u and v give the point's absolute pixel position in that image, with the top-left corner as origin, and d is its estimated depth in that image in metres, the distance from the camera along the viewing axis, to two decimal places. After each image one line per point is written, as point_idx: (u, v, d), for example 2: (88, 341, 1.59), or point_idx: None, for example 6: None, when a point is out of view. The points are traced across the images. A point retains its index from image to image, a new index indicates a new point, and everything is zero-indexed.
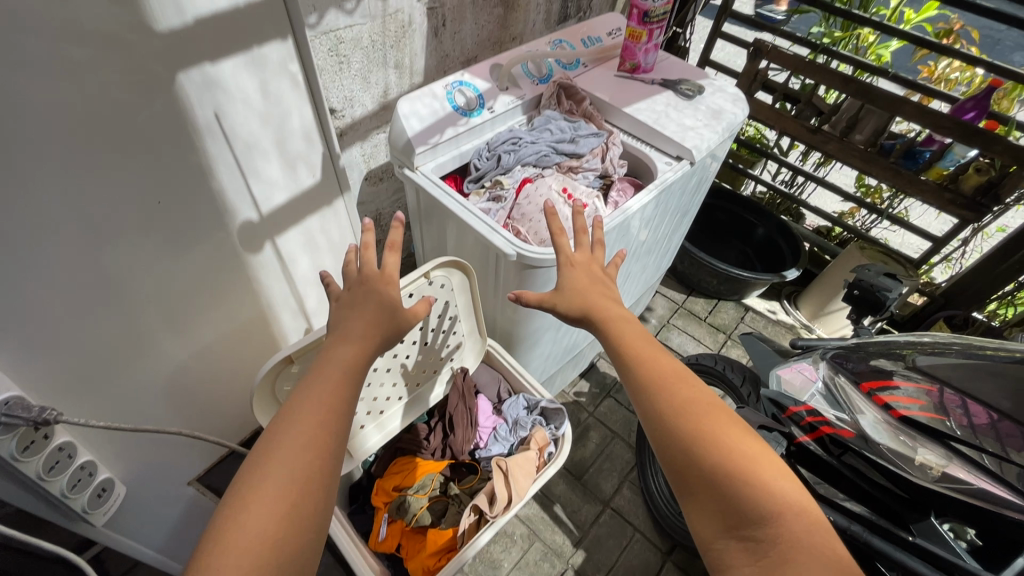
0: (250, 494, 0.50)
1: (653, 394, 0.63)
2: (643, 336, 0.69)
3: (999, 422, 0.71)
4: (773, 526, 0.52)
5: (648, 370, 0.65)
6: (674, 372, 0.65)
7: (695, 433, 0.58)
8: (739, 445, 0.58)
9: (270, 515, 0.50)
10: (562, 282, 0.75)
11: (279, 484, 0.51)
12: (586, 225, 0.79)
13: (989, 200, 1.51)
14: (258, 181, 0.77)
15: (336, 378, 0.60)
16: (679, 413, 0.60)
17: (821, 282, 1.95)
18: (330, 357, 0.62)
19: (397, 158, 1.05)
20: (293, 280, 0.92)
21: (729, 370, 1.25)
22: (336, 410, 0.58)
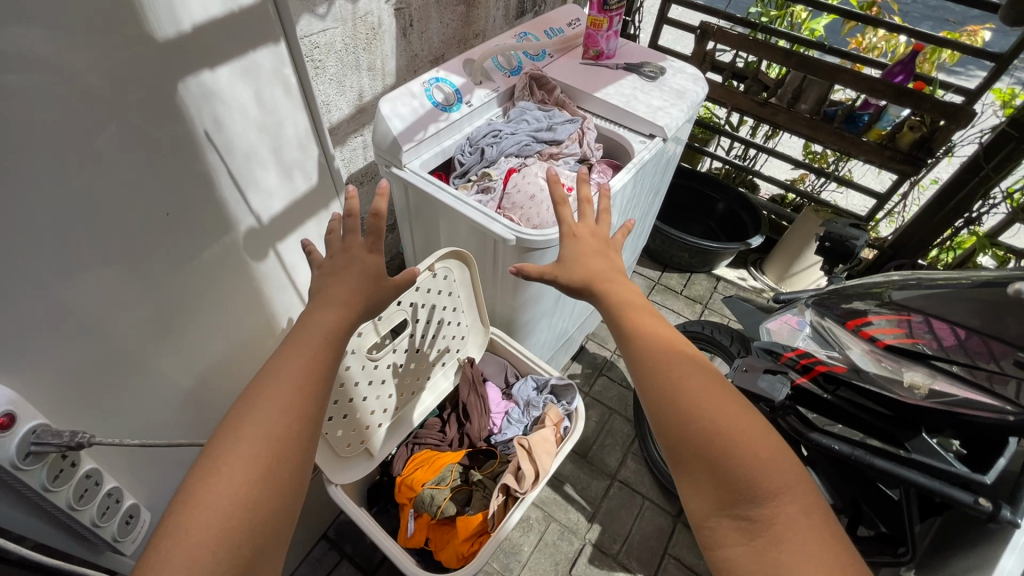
0: (226, 455, 0.53)
1: (657, 375, 0.63)
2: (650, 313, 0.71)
3: (966, 338, 0.74)
4: (770, 507, 0.52)
5: (646, 349, 0.66)
6: (674, 347, 0.66)
7: (690, 407, 0.59)
8: (733, 416, 0.58)
9: (244, 473, 0.52)
10: (568, 254, 0.78)
11: (256, 444, 0.54)
12: (589, 196, 0.82)
13: (923, 154, 1.65)
14: (257, 190, 0.77)
15: (315, 346, 0.62)
16: (678, 389, 0.60)
17: (784, 246, 2.08)
18: (307, 325, 0.64)
19: (383, 158, 1.07)
20: (295, 287, 0.92)
21: (717, 333, 1.32)
22: (315, 375, 0.61)
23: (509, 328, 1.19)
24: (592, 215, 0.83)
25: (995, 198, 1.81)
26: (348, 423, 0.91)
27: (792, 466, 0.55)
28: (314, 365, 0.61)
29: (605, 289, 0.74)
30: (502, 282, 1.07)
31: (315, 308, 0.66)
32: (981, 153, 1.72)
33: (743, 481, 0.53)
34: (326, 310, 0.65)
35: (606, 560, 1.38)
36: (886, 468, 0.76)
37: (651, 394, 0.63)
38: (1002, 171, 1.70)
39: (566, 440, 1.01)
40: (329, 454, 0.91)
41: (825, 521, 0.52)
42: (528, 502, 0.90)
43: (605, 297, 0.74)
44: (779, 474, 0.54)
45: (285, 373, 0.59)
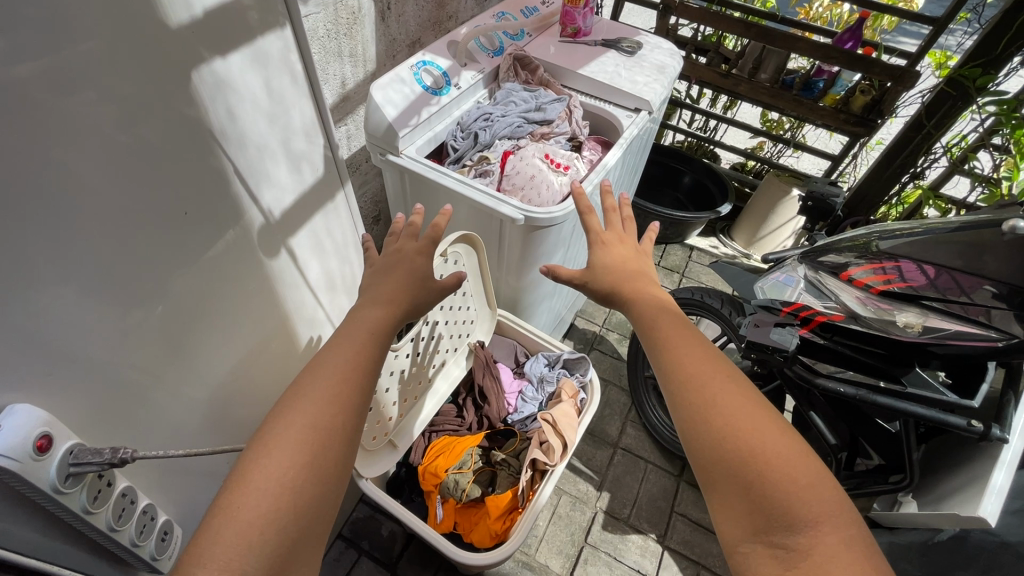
0: (274, 439, 0.53)
1: (695, 394, 0.58)
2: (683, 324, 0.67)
3: (938, 276, 0.84)
4: (808, 536, 0.48)
5: (677, 359, 0.62)
6: (710, 358, 0.61)
7: (723, 425, 0.55)
8: (768, 438, 0.53)
9: (289, 459, 0.52)
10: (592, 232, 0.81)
11: (302, 429, 0.54)
12: (613, 206, 0.84)
13: (874, 116, 1.77)
14: (269, 185, 0.74)
15: (361, 339, 0.61)
16: (713, 407, 0.56)
17: (749, 212, 2.20)
18: (356, 319, 0.64)
19: (377, 146, 1.05)
20: (306, 284, 0.90)
21: (708, 297, 1.38)
22: (365, 364, 0.60)
23: (515, 311, 1.21)
24: (619, 225, 0.84)
25: (937, 152, 1.94)
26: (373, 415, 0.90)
27: (832, 493, 0.50)
28: (360, 358, 0.60)
29: (632, 295, 0.71)
30: (510, 264, 1.08)
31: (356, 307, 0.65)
32: (923, 111, 1.84)
33: (780, 509, 0.49)
34: (372, 308, 0.65)
35: (619, 525, 1.43)
36: (888, 403, 0.83)
37: (681, 411, 0.59)
38: (942, 127, 1.84)
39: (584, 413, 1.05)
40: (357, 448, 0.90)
41: (865, 551, 0.47)
42: (557, 474, 0.93)
43: (632, 308, 0.71)
44: (817, 499, 0.50)
45: (334, 362, 0.59)
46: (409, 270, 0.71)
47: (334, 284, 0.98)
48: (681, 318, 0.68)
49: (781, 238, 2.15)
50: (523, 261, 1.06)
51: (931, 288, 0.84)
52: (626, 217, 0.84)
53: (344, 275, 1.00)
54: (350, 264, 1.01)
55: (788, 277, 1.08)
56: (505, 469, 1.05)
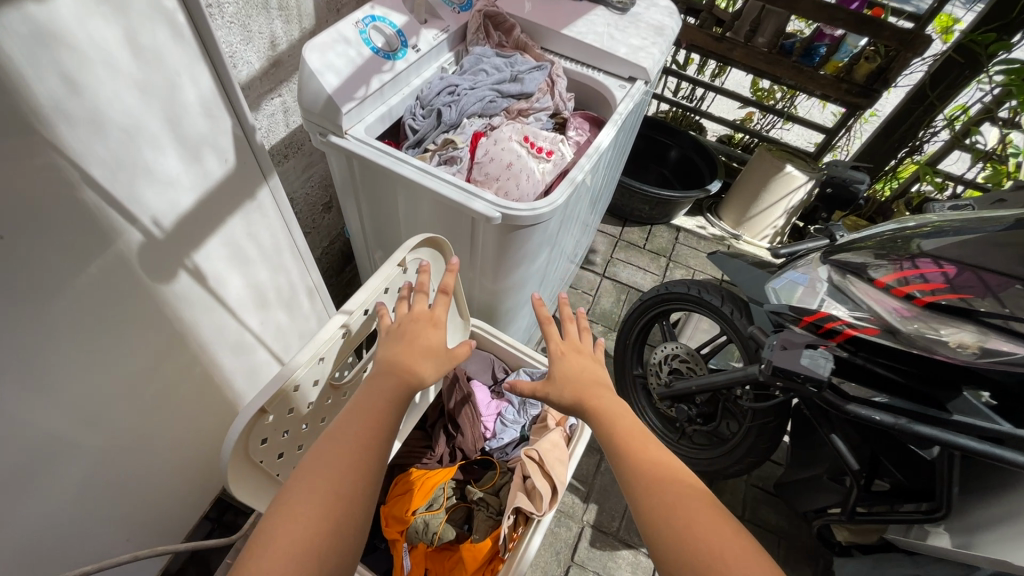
0: (291, 508, 0.49)
1: (653, 500, 0.57)
2: (641, 434, 0.65)
3: (958, 275, 0.73)
4: None
5: (633, 461, 0.62)
6: (665, 464, 0.61)
7: (680, 527, 0.54)
8: (720, 536, 0.53)
9: (305, 531, 0.48)
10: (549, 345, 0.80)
11: (320, 500, 0.50)
12: (571, 316, 0.83)
13: (879, 85, 1.62)
14: (152, 185, 0.54)
15: (376, 410, 0.58)
16: (669, 509, 0.56)
17: (739, 190, 2.06)
18: (371, 389, 0.61)
19: (315, 125, 0.84)
20: (223, 307, 0.70)
21: (706, 293, 1.23)
22: (382, 430, 0.57)
23: (493, 318, 1.05)
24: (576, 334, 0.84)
25: (937, 125, 1.81)
26: None
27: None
28: (380, 424, 0.57)
29: (595, 405, 0.70)
30: (487, 267, 0.91)
31: (370, 382, 0.62)
32: (928, 81, 1.71)
33: None
34: (386, 375, 0.62)
35: (607, 540, 1.32)
36: (935, 435, 0.70)
37: (643, 518, 0.57)
38: (946, 98, 1.71)
39: (573, 444, 0.91)
40: None
41: None
42: (546, 524, 0.79)
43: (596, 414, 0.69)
44: None
45: (353, 429, 0.56)
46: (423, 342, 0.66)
47: (266, 299, 0.79)
48: (639, 427, 0.67)
49: (770, 218, 2.02)
50: (500, 264, 0.88)
51: (978, 298, 0.70)
52: (583, 327, 0.84)
53: (279, 287, 0.81)
54: (287, 273, 0.81)
55: (803, 275, 0.95)
56: (483, 509, 0.90)
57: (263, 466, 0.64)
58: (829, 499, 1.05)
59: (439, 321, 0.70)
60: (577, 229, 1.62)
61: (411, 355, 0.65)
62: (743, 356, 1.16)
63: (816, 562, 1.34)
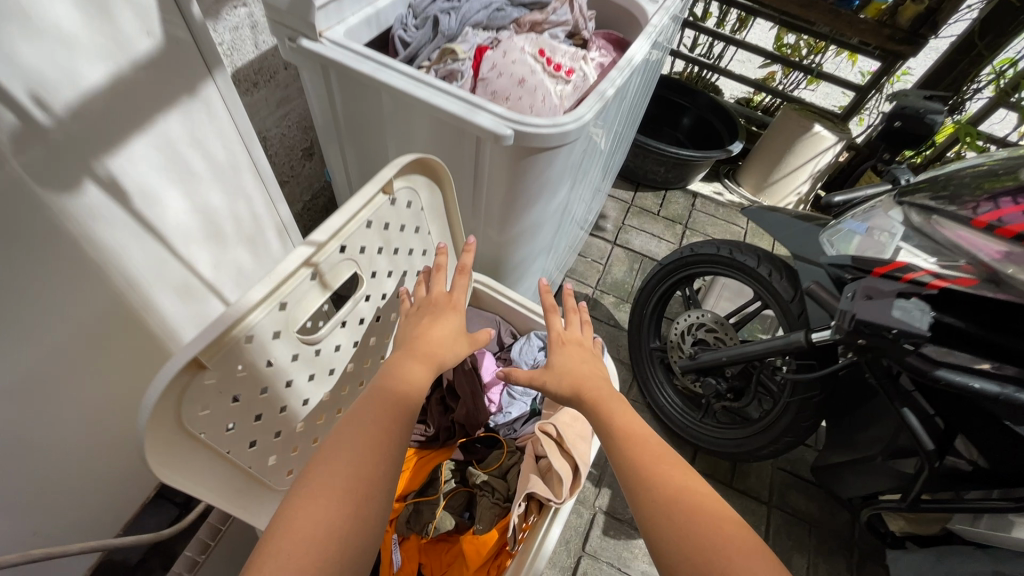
0: (311, 493, 0.42)
1: (650, 493, 0.52)
2: (639, 428, 0.60)
3: None
4: None
5: (626, 453, 0.56)
6: (664, 458, 0.55)
7: (680, 520, 0.49)
8: (723, 530, 0.48)
9: (326, 514, 0.41)
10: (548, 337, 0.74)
11: (345, 480, 0.43)
12: (574, 307, 0.78)
13: (926, 29, 1.47)
14: (34, 42, 0.38)
15: (404, 392, 0.52)
16: (669, 502, 0.50)
17: (761, 153, 1.91)
18: (390, 370, 0.54)
19: (282, 25, 0.68)
20: (160, 238, 0.55)
21: (739, 253, 1.09)
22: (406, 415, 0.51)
23: (500, 270, 0.90)
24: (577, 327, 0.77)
25: (981, 80, 1.66)
26: (284, 444, 0.60)
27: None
28: (405, 406, 0.51)
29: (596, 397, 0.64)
30: (493, 204, 0.76)
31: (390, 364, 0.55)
32: (977, 28, 1.55)
33: None
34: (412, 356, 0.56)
35: (622, 528, 1.19)
36: None
37: (642, 511, 0.51)
38: (996, 47, 1.55)
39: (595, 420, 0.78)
40: (256, 496, 0.58)
41: None
42: (565, 514, 0.65)
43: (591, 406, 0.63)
44: None
45: (376, 409, 0.49)
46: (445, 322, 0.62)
47: (222, 234, 0.63)
48: (636, 419, 0.61)
49: (794, 184, 1.87)
50: (509, 198, 0.73)
51: None
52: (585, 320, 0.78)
53: (239, 220, 0.66)
54: (247, 201, 0.66)
55: (857, 224, 0.84)
56: (488, 495, 0.77)
57: (206, 438, 0.49)
58: (880, 483, 0.93)
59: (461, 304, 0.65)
60: (588, 191, 1.46)
61: (430, 341, 0.59)
62: (782, 322, 1.03)
63: (851, 553, 1.21)
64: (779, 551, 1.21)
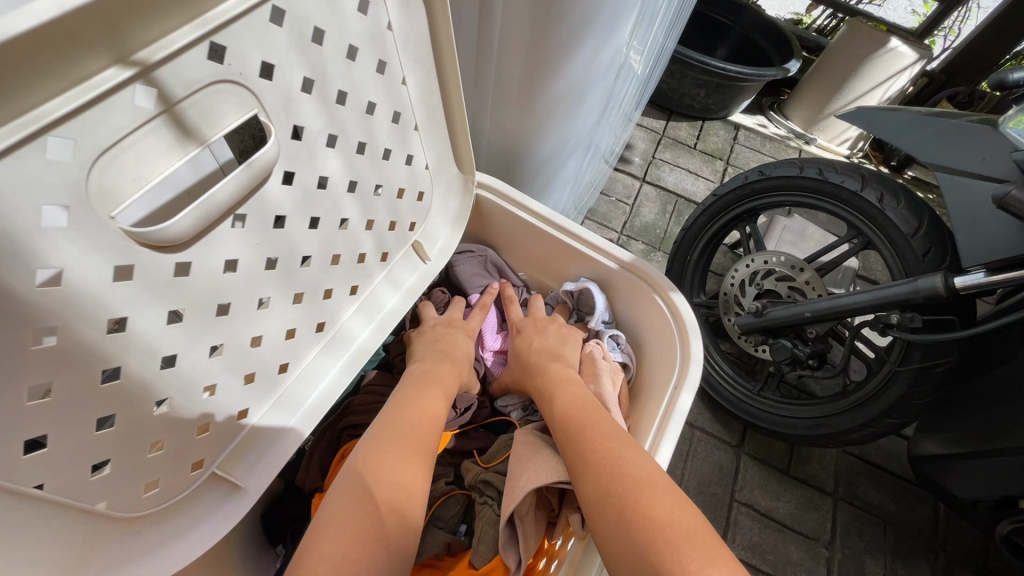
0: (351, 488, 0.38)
1: (585, 472, 0.44)
2: (586, 402, 0.51)
3: None
4: None
5: (567, 433, 0.48)
6: (602, 431, 0.46)
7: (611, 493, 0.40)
8: (661, 502, 0.39)
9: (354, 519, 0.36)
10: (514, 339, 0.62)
11: (387, 489, 0.39)
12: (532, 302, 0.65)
13: None
14: None
15: (432, 397, 0.49)
16: (601, 476, 0.42)
17: (815, 80, 1.59)
18: (420, 379, 0.51)
19: None
20: None
21: (833, 171, 0.81)
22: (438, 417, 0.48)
23: (517, 155, 0.63)
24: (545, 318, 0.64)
25: None
26: (132, 439, 0.32)
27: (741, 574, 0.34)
28: (437, 422, 0.47)
29: (539, 388, 0.55)
30: (517, 13, 0.47)
31: (415, 376, 0.51)
32: None
33: None
34: (439, 363, 0.54)
35: None
36: None
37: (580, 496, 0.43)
38: None
39: (658, 405, 0.53)
40: (65, 534, 0.30)
41: None
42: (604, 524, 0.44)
43: (539, 391, 0.55)
44: None
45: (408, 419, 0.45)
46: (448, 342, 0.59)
47: None
48: (589, 394, 0.53)
49: None
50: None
51: None
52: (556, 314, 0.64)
53: None
54: None
55: None
56: (490, 504, 0.52)
57: None
58: None
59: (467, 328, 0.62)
60: (620, 113, 1.16)
61: (453, 359, 0.56)
62: (894, 267, 0.75)
63: (935, 557, 0.98)
64: (849, 555, 0.97)
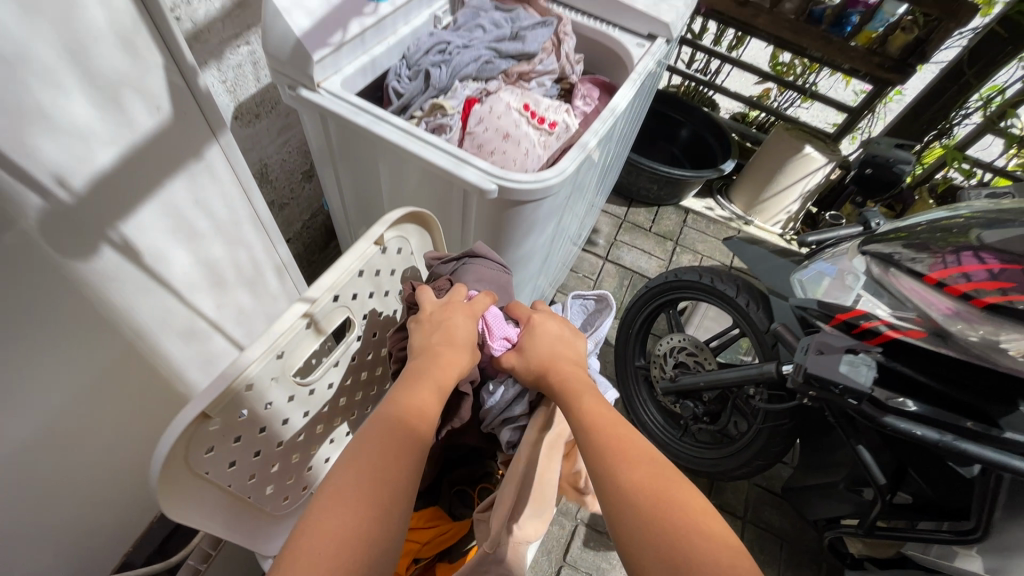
0: (331, 497, 0.43)
1: (619, 473, 0.49)
2: (608, 409, 0.57)
3: (1006, 270, 0.63)
4: None
5: (599, 438, 0.53)
6: (632, 438, 0.53)
7: (656, 504, 0.46)
8: (693, 508, 0.46)
9: (354, 513, 0.42)
10: (527, 335, 0.65)
11: (367, 496, 0.44)
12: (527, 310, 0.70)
13: (915, 60, 1.48)
14: (52, 136, 0.41)
15: (425, 400, 0.53)
16: (638, 489, 0.48)
17: (751, 173, 1.94)
18: (416, 377, 0.55)
19: (280, 75, 0.71)
20: (173, 289, 0.59)
21: (719, 282, 1.13)
22: (424, 419, 0.52)
23: None
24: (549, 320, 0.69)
25: (970, 106, 1.67)
26: (280, 474, 0.64)
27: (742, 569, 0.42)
28: (427, 418, 0.53)
29: (556, 381, 0.60)
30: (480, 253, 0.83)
31: (408, 373, 0.56)
32: (965, 58, 1.56)
33: None
34: (434, 361, 0.57)
35: (602, 539, 1.21)
36: (987, 455, 0.61)
37: (608, 493, 0.49)
38: (984, 76, 1.56)
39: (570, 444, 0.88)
40: (253, 522, 0.63)
41: None
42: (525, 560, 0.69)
43: (558, 390, 0.59)
44: None
45: (398, 419, 0.50)
46: (460, 326, 0.61)
47: (222, 282, 0.67)
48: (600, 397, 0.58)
49: (781, 204, 1.91)
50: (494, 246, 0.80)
51: None
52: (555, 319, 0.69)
53: (237, 266, 0.69)
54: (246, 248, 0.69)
55: (830, 266, 0.87)
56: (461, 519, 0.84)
57: (210, 476, 0.53)
58: (843, 509, 0.98)
59: (472, 308, 0.63)
60: (582, 209, 1.48)
61: (453, 349, 0.59)
62: (756, 352, 1.08)
63: (819, 568, 1.27)
64: None
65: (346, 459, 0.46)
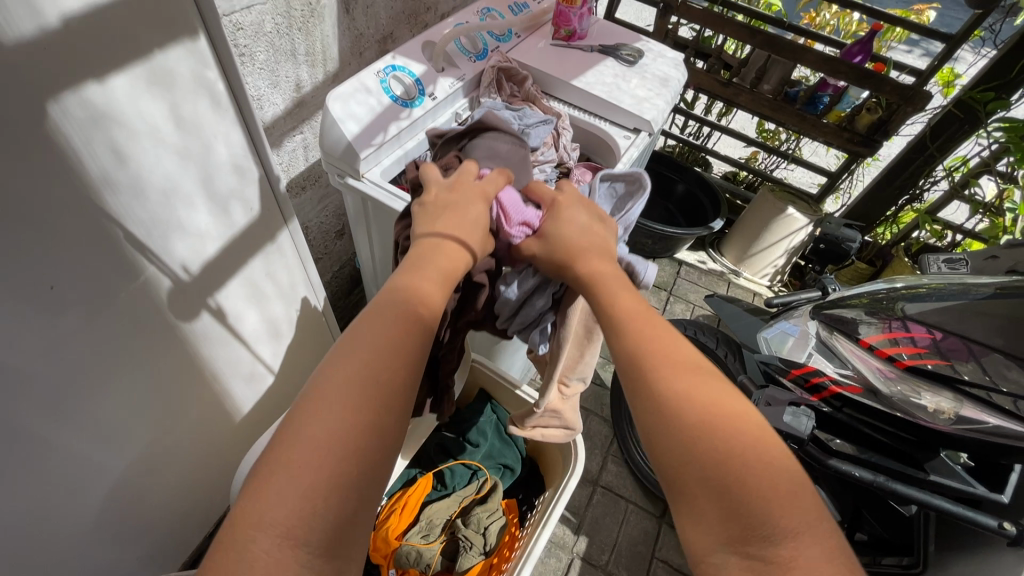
0: (319, 394, 0.42)
1: (666, 379, 0.47)
2: (636, 302, 0.57)
3: (945, 339, 0.79)
4: (789, 548, 0.36)
5: (643, 343, 0.51)
6: (672, 341, 0.52)
7: (709, 416, 0.44)
8: (736, 414, 0.44)
9: (351, 406, 0.41)
10: (545, 225, 0.67)
11: (363, 391, 0.42)
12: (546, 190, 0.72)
13: (880, 137, 1.64)
14: (182, 238, 0.58)
15: (427, 293, 0.53)
16: (687, 401, 0.45)
17: (741, 230, 2.09)
18: (420, 266, 0.56)
19: (333, 165, 0.89)
20: (243, 340, 0.75)
21: (701, 334, 1.27)
22: (422, 317, 0.51)
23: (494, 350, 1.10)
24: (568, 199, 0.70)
25: (937, 174, 1.83)
26: None
27: (792, 485, 0.40)
28: (432, 305, 0.53)
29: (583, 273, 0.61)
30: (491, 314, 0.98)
31: (412, 260, 0.57)
32: (927, 133, 1.72)
33: (747, 509, 0.38)
34: (436, 260, 0.58)
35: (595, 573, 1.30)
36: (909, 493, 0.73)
37: (644, 400, 0.47)
38: (946, 150, 1.72)
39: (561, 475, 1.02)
40: None
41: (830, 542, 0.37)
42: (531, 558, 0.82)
43: (583, 274, 0.61)
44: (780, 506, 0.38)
45: (399, 310, 0.50)
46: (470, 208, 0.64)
47: (279, 334, 0.82)
48: (630, 290, 0.59)
49: (768, 258, 2.06)
50: None
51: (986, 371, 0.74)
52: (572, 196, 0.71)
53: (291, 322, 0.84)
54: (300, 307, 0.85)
55: (793, 326, 0.97)
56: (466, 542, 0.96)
57: None
58: None
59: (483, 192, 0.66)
60: None
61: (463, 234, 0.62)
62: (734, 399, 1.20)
63: None
64: None
65: (341, 350, 0.45)
